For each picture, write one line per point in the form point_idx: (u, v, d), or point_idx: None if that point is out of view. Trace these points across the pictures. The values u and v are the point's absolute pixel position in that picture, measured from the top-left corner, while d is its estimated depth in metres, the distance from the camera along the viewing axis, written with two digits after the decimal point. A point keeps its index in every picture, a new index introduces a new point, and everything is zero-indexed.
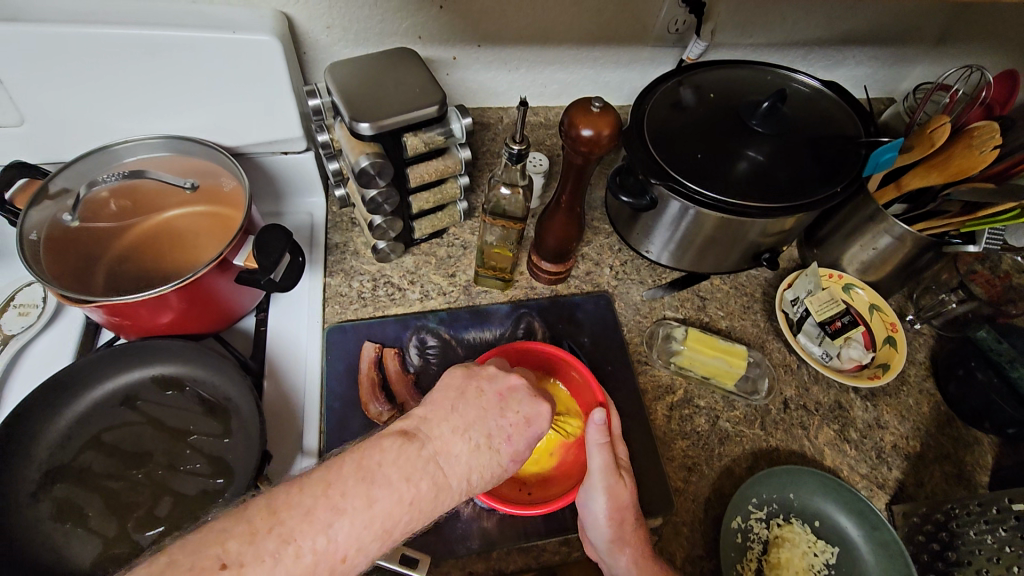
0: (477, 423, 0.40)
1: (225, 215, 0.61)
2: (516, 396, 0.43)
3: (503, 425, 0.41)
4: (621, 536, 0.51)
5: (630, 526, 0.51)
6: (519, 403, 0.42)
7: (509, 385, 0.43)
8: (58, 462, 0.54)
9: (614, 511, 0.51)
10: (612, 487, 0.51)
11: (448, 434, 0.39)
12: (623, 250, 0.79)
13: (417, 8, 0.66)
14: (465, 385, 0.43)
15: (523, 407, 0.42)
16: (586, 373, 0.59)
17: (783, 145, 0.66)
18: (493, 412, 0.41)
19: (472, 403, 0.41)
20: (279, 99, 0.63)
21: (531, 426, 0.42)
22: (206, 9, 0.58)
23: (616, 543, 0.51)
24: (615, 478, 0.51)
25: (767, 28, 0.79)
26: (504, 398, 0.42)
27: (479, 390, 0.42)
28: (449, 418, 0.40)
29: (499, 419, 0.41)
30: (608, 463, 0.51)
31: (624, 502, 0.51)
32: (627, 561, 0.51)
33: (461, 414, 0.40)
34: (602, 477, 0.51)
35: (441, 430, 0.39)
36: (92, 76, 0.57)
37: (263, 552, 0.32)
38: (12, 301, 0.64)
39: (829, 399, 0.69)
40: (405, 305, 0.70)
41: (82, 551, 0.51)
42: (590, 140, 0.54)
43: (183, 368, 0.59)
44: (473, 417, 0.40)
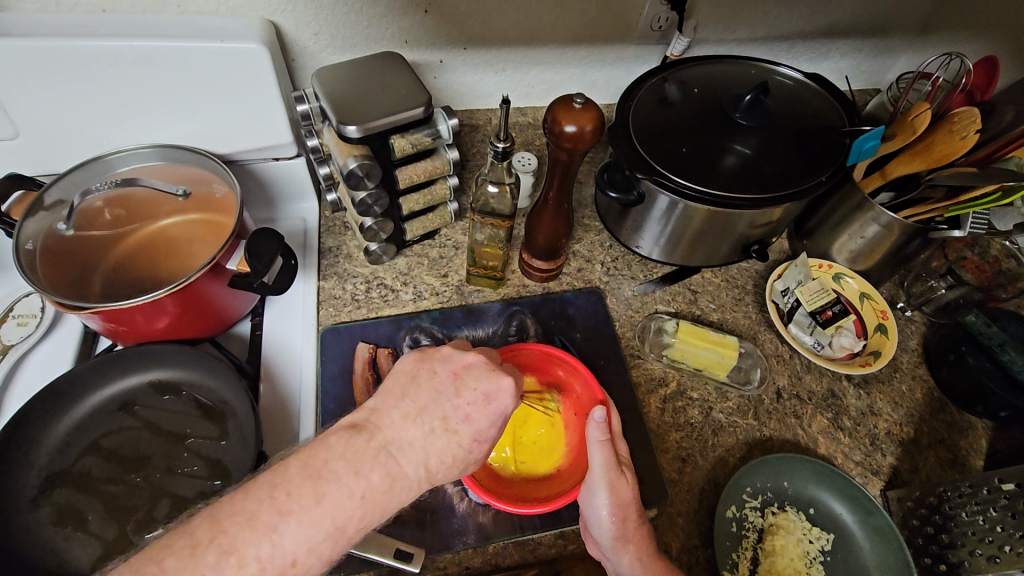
0: (431, 405, 0.41)
1: (218, 221, 0.62)
2: (472, 374, 0.43)
3: (460, 405, 0.42)
4: (624, 533, 0.51)
5: (633, 524, 0.51)
6: (473, 382, 0.43)
7: (463, 365, 0.44)
8: (58, 467, 0.55)
9: (617, 507, 0.51)
10: (615, 485, 0.51)
11: (400, 422, 0.39)
12: (614, 246, 0.80)
13: (402, 13, 0.68)
14: (417, 369, 0.43)
15: (479, 387, 0.43)
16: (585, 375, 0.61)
17: (767, 136, 0.67)
18: (448, 393, 0.42)
19: (427, 385, 0.42)
20: (269, 106, 0.64)
21: (492, 403, 0.43)
22: (193, 19, 0.59)
23: (620, 539, 0.51)
24: (616, 474, 0.51)
25: (750, 23, 0.80)
26: (459, 377, 0.43)
27: (432, 373, 0.43)
28: (401, 403, 0.40)
29: (454, 399, 0.42)
30: (608, 458, 0.51)
31: (626, 498, 0.51)
32: (630, 558, 0.51)
33: (415, 398, 0.41)
34: (603, 474, 0.51)
35: (393, 419, 0.40)
36: (84, 89, 0.58)
37: (203, 565, 0.32)
38: (11, 311, 0.65)
39: (822, 387, 0.70)
40: (398, 306, 0.71)
41: (82, 554, 0.51)
42: (573, 135, 0.55)
43: (180, 372, 0.60)
44: (426, 401, 0.41)
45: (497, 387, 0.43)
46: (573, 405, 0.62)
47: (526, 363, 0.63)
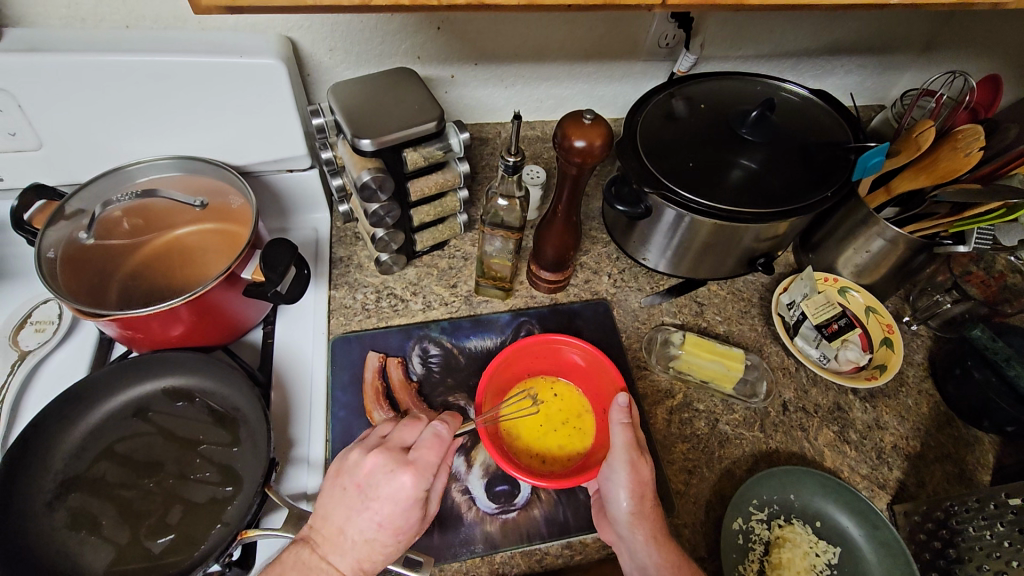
0: (348, 519, 0.50)
1: (234, 232, 0.64)
2: (377, 476, 0.50)
3: (372, 511, 0.49)
4: (641, 510, 0.53)
5: (649, 502, 0.53)
6: (377, 488, 0.50)
7: (366, 474, 0.51)
8: (73, 472, 0.56)
9: (635, 486, 0.53)
10: (634, 463, 0.53)
11: (326, 539, 0.50)
12: (621, 258, 0.81)
13: (415, 30, 0.69)
14: (334, 484, 0.51)
15: (382, 491, 0.50)
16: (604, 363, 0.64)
17: (773, 152, 0.68)
18: (358, 505, 0.50)
19: (340, 502, 0.50)
20: (285, 119, 0.65)
21: (400, 501, 0.49)
22: (212, 36, 0.60)
23: (635, 516, 0.52)
24: (637, 455, 0.54)
25: (757, 41, 0.82)
26: (363, 487, 0.50)
27: (343, 487, 0.51)
28: (325, 522, 0.50)
29: (365, 507, 0.49)
30: (629, 440, 0.54)
31: (643, 477, 0.53)
32: (644, 535, 0.52)
33: (335, 516, 0.50)
34: (625, 452, 0.54)
35: (322, 534, 0.50)
36: (107, 102, 0.59)
37: None
38: (29, 318, 0.66)
39: (828, 401, 0.70)
40: (408, 316, 0.72)
41: (95, 558, 0.52)
42: (583, 150, 0.56)
43: (194, 379, 0.61)
44: (343, 517, 0.50)
45: (396, 488, 0.49)
46: (591, 390, 0.66)
47: (544, 354, 0.67)
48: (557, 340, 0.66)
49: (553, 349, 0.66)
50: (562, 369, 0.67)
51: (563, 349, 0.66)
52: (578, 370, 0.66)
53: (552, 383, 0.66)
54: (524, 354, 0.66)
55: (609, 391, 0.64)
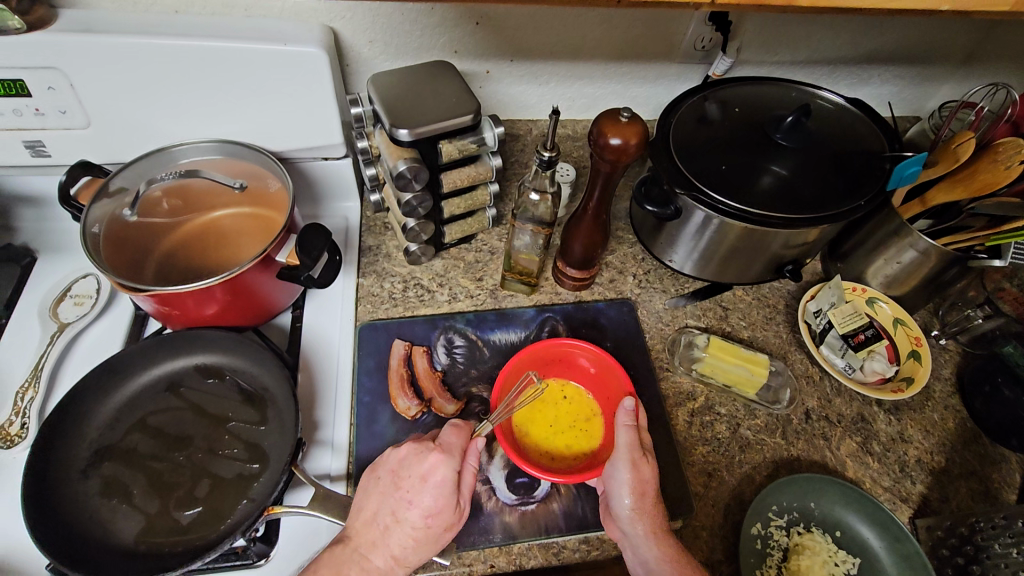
0: (384, 506, 0.51)
1: (269, 217, 0.65)
2: (410, 461, 0.53)
3: (403, 495, 0.51)
4: (641, 507, 0.53)
5: (650, 499, 0.54)
6: (409, 471, 0.52)
7: (399, 460, 0.53)
8: (107, 442, 0.57)
9: (637, 484, 0.53)
10: (636, 462, 0.54)
11: (360, 529, 0.51)
12: (647, 259, 0.81)
13: (455, 25, 0.70)
14: (368, 478, 0.53)
15: (413, 473, 0.52)
16: (611, 364, 0.64)
17: (806, 158, 0.67)
18: (390, 490, 0.52)
19: (374, 490, 0.52)
20: (324, 108, 0.67)
21: (429, 479, 0.52)
22: (258, 23, 0.62)
23: (636, 511, 0.53)
24: (639, 454, 0.55)
25: (793, 47, 0.81)
26: (395, 473, 0.53)
27: (377, 478, 0.53)
28: (359, 514, 0.51)
29: (396, 492, 0.51)
30: (633, 440, 0.55)
31: (645, 477, 0.54)
32: (644, 529, 0.53)
33: (368, 506, 0.51)
34: (628, 452, 0.55)
35: (356, 526, 0.51)
36: (154, 84, 0.61)
37: None
38: (69, 292, 0.68)
39: (852, 411, 0.70)
40: (434, 306, 0.73)
41: (125, 526, 0.53)
42: (617, 148, 0.56)
43: (225, 358, 0.62)
44: (377, 505, 0.51)
45: (426, 466, 0.52)
46: (601, 392, 0.66)
47: (554, 356, 0.67)
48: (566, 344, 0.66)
49: (563, 353, 0.66)
50: (570, 370, 0.67)
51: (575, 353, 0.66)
52: (587, 372, 0.67)
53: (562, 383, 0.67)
54: (534, 358, 0.65)
55: (616, 394, 0.64)
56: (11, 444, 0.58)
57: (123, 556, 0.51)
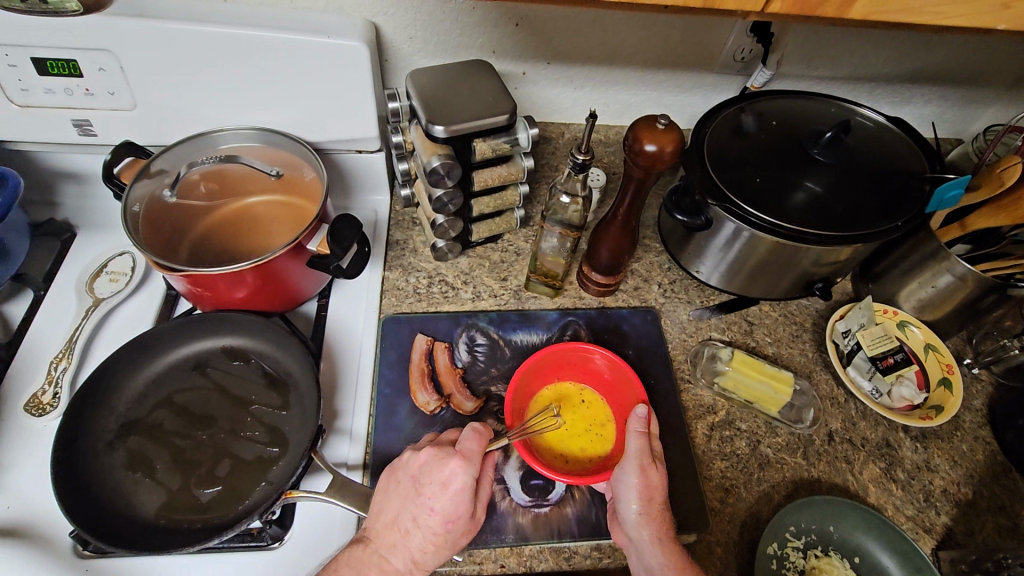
0: (404, 511, 0.51)
1: (301, 206, 0.66)
2: (431, 467, 0.52)
3: (423, 503, 0.50)
4: (648, 512, 0.52)
5: (658, 506, 0.53)
6: (429, 478, 0.51)
7: (420, 465, 0.52)
8: (134, 416, 0.59)
9: (644, 490, 0.53)
10: (644, 468, 0.54)
11: (381, 531, 0.51)
12: (673, 269, 0.80)
13: (494, 24, 0.71)
14: (388, 480, 0.53)
15: (433, 480, 0.51)
16: (628, 373, 0.64)
17: (842, 175, 0.66)
18: (411, 496, 0.51)
19: (394, 494, 0.51)
20: (362, 101, 0.67)
21: (450, 488, 0.50)
22: (304, 15, 0.63)
23: (643, 516, 0.52)
24: (648, 461, 0.54)
25: (835, 62, 0.80)
26: (416, 479, 0.51)
27: (397, 481, 0.52)
28: (379, 516, 0.51)
29: (416, 499, 0.50)
30: (642, 447, 0.55)
31: (653, 482, 0.53)
32: (650, 535, 0.52)
33: (388, 509, 0.51)
34: (636, 457, 0.54)
35: (376, 527, 0.51)
36: (201, 70, 0.63)
37: None
38: (105, 268, 0.70)
39: (877, 436, 0.68)
40: (457, 303, 0.73)
41: (147, 499, 0.54)
42: (652, 154, 0.55)
43: (251, 341, 0.63)
44: (397, 510, 0.51)
45: (448, 475, 0.50)
46: (615, 400, 0.65)
47: (570, 360, 0.67)
48: (583, 349, 0.66)
49: (579, 358, 0.66)
50: (584, 375, 0.67)
51: (591, 358, 0.66)
52: (600, 378, 0.67)
53: (575, 388, 0.67)
54: (548, 360, 0.66)
55: (627, 401, 0.64)
56: (43, 412, 0.59)
57: (144, 529, 0.52)
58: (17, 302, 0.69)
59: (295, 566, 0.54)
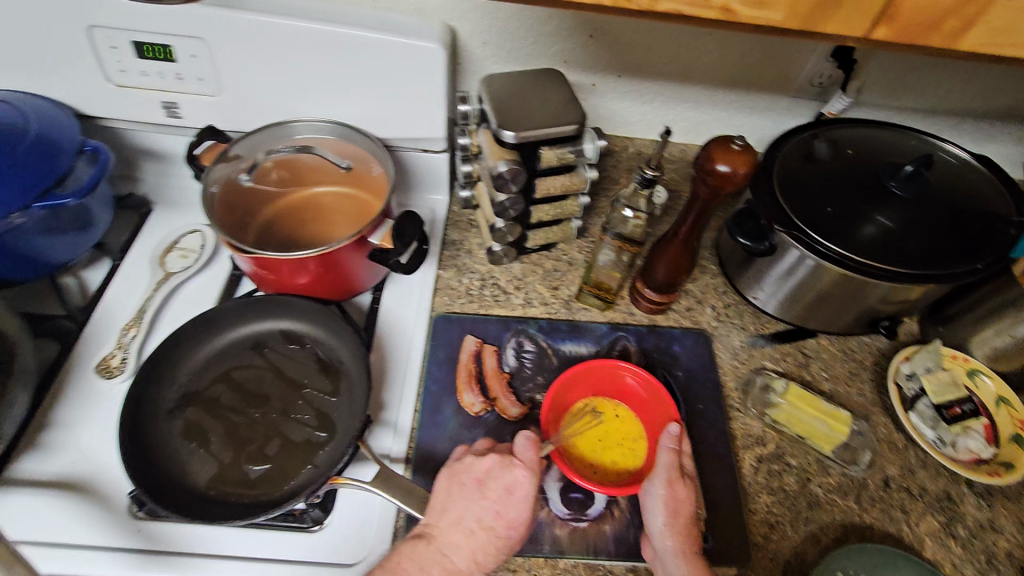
0: (470, 511, 0.53)
1: (363, 199, 0.68)
2: (495, 471, 0.55)
3: (490, 504, 0.53)
4: (674, 524, 0.54)
5: (684, 519, 0.54)
6: (495, 481, 0.54)
7: (484, 470, 0.55)
8: (194, 388, 0.61)
9: (671, 502, 0.55)
10: (671, 482, 0.56)
11: (445, 530, 0.52)
12: (728, 293, 0.78)
13: (570, 34, 0.71)
14: (450, 482, 0.54)
15: (499, 484, 0.54)
16: (660, 395, 0.63)
17: (919, 211, 0.64)
18: (477, 497, 0.53)
19: (459, 494, 0.53)
20: (434, 102, 0.69)
21: (515, 493, 0.54)
22: (388, 15, 0.65)
23: (668, 527, 0.54)
24: (676, 476, 0.56)
25: (919, 92, 0.77)
26: (481, 481, 0.54)
27: (462, 483, 0.54)
28: (443, 516, 0.53)
29: (483, 500, 0.53)
30: (672, 462, 0.57)
31: (681, 496, 0.55)
32: (674, 547, 0.53)
33: (452, 509, 0.53)
34: (666, 471, 0.56)
35: (441, 525, 0.52)
36: (286, 63, 0.65)
37: None
38: (177, 244, 0.73)
39: (937, 487, 0.64)
40: (508, 308, 0.73)
41: (200, 469, 0.56)
42: (723, 175, 0.54)
43: (307, 326, 0.65)
44: (462, 509, 0.53)
45: (514, 480, 0.54)
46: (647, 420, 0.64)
47: (603, 375, 0.66)
48: (617, 367, 0.65)
49: (609, 372, 0.65)
50: (616, 390, 0.66)
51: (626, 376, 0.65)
52: (632, 393, 0.65)
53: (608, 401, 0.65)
54: (582, 373, 0.65)
55: (661, 417, 0.63)
56: (111, 375, 0.63)
57: (195, 497, 0.54)
58: (94, 269, 0.73)
59: (333, 550, 0.55)
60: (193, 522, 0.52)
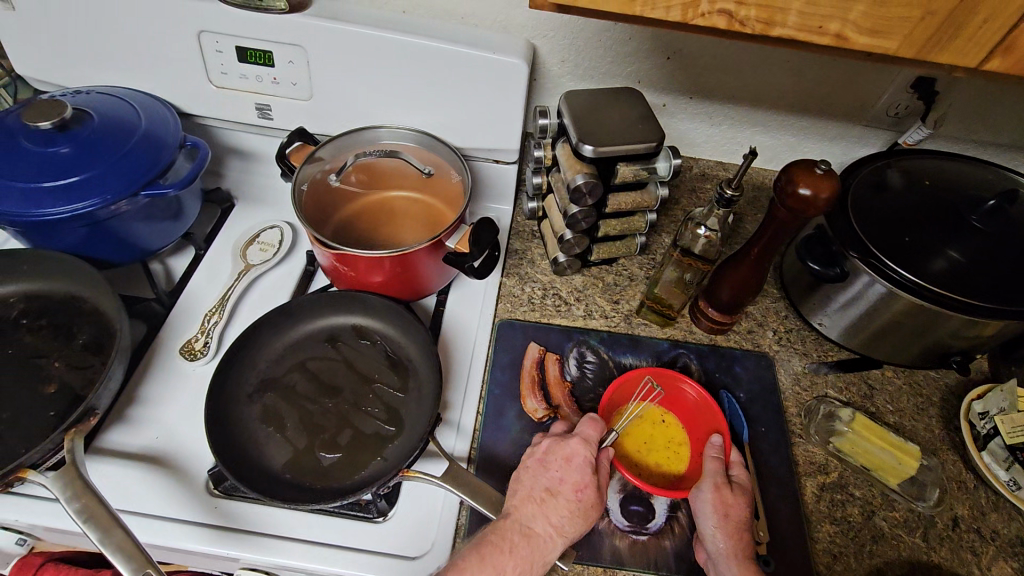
0: (538, 484, 0.56)
1: (437, 207, 0.71)
2: (554, 448, 0.58)
3: (553, 474, 0.56)
4: (724, 526, 0.54)
5: (735, 521, 0.55)
6: (554, 454, 0.57)
7: (545, 450, 0.58)
8: (271, 375, 0.64)
9: (719, 505, 0.55)
10: (718, 486, 0.57)
11: (518, 502, 0.55)
12: (790, 317, 0.78)
13: (647, 55, 0.73)
14: (520, 467, 0.58)
15: (559, 455, 0.57)
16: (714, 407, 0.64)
17: (999, 246, 0.63)
18: (541, 472, 0.56)
19: (527, 473, 0.57)
20: (512, 114, 0.71)
21: (574, 460, 0.56)
22: (476, 31, 0.68)
23: (719, 529, 0.54)
24: (723, 482, 0.57)
25: (999, 126, 0.76)
26: (544, 458, 0.58)
27: (527, 465, 0.58)
28: (516, 493, 0.56)
29: (547, 473, 0.56)
30: (717, 469, 0.58)
31: (729, 501, 0.56)
32: (725, 548, 0.53)
33: (523, 486, 0.56)
34: (711, 476, 0.57)
35: (515, 501, 0.55)
36: (377, 72, 0.69)
37: None
38: (258, 237, 0.77)
39: (1010, 532, 0.62)
40: (569, 318, 0.74)
41: (276, 452, 0.59)
42: (805, 198, 0.55)
43: (379, 324, 0.67)
44: (531, 483, 0.56)
45: (570, 449, 0.57)
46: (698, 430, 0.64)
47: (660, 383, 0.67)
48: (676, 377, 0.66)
49: (666, 381, 0.67)
50: (668, 398, 0.67)
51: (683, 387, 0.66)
52: (683, 401, 0.66)
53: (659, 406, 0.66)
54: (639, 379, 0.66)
55: (705, 429, 0.64)
56: (194, 357, 0.66)
57: (272, 479, 0.57)
58: (180, 257, 0.77)
59: (397, 542, 0.56)
60: (271, 503, 0.54)
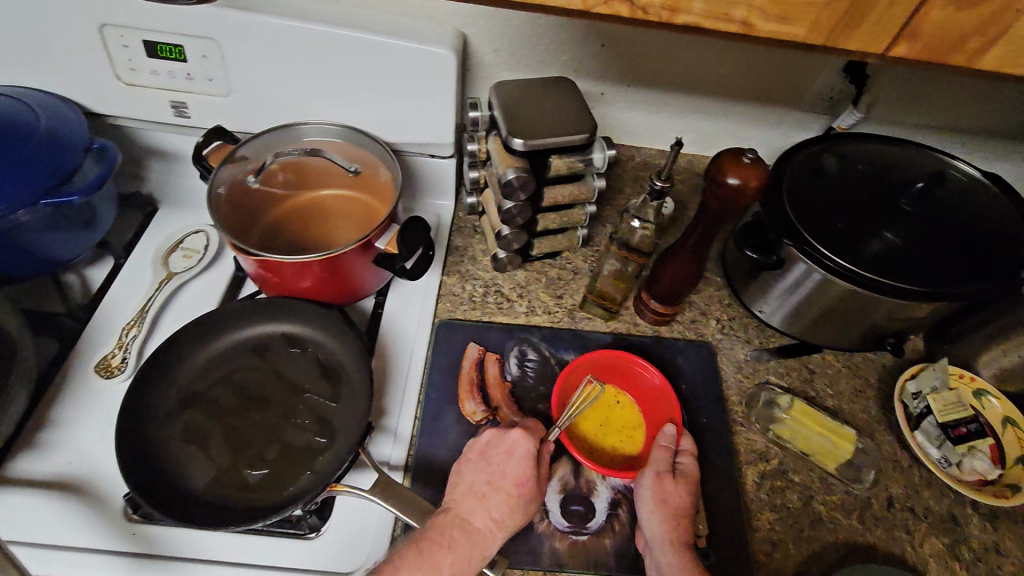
0: (479, 480, 0.55)
1: (369, 203, 0.68)
2: (495, 442, 0.57)
3: (495, 468, 0.55)
4: (662, 514, 0.54)
5: (674, 508, 0.55)
6: (496, 449, 0.57)
7: (486, 443, 0.57)
8: (194, 390, 0.61)
9: (659, 493, 0.55)
10: (660, 474, 0.56)
11: (458, 499, 0.54)
12: (733, 305, 0.78)
13: (581, 43, 0.71)
14: (460, 461, 0.57)
15: (501, 449, 0.56)
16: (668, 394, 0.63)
17: (926, 228, 0.64)
18: (482, 467, 0.56)
19: (467, 468, 0.56)
20: (442, 107, 0.69)
21: (516, 454, 0.56)
22: (399, 20, 0.65)
23: (657, 516, 0.54)
24: (665, 469, 0.57)
25: (930, 108, 0.77)
26: (485, 452, 0.57)
27: (468, 459, 0.57)
28: (455, 489, 0.55)
29: (489, 467, 0.55)
30: (662, 456, 0.58)
31: (670, 488, 0.56)
32: (663, 535, 0.54)
33: (463, 482, 0.55)
34: (655, 463, 0.57)
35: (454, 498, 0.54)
36: (297, 65, 0.65)
37: None
38: (181, 243, 0.73)
39: (942, 508, 0.64)
40: (511, 316, 0.73)
41: (199, 472, 0.56)
42: (735, 188, 0.54)
43: (310, 330, 0.65)
44: (472, 478, 0.55)
45: (512, 442, 0.56)
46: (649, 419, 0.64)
47: (617, 366, 0.66)
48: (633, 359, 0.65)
49: (621, 364, 0.66)
50: (624, 383, 0.66)
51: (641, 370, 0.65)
52: (638, 386, 0.66)
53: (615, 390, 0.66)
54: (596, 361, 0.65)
55: (660, 418, 0.64)
56: (111, 375, 0.62)
57: (194, 501, 0.54)
58: (96, 267, 0.72)
59: (329, 558, 0.54)
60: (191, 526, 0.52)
